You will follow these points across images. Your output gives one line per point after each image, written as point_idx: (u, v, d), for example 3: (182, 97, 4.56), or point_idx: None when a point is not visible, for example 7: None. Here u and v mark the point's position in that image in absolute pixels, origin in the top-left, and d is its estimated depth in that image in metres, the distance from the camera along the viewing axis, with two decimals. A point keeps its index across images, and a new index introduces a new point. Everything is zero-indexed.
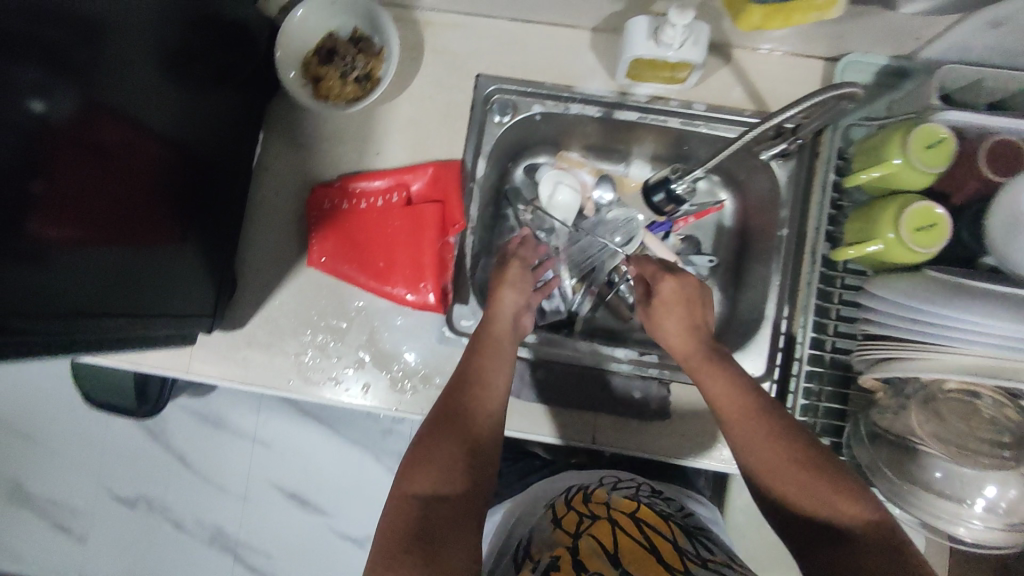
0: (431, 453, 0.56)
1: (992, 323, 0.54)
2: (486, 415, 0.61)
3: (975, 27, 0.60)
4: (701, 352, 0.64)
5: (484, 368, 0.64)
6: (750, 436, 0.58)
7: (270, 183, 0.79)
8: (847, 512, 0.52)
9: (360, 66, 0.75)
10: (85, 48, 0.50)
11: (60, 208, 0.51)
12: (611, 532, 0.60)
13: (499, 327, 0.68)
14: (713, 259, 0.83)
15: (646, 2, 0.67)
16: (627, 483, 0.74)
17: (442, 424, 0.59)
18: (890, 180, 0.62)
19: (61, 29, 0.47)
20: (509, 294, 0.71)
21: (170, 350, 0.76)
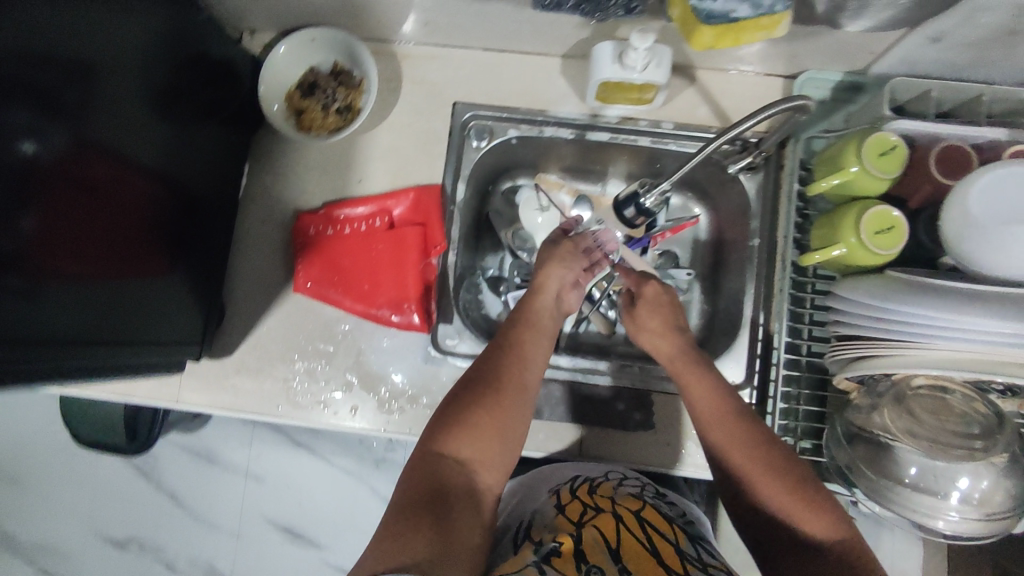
0: (463, 417, 0.59)
1: (940, 316, 0.56)
2: (524, 385, 0.62)
3: (917, 42, 0.64)
4: (680, 353, 0.64)
5: (527, 339, 0.65)
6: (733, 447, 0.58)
7: (256, 213, 0.81)
8: (814, 527, 0.54)
9: (341, 98, 0.79)
10: (74, 90, 0.53)
11: (51, 242, 0.53)
12: (614, 526, 0.61)
13: (545, 297, 0.69)
14: (690, 272, 0.85)
15: (610, 29, 0.71)
16: (633, 480, 0.72)
17: (476, 389, 0.60)
18: (850, 187, 0.65)
19: (49, 72, 0.50)
20: (556, 269, 0.70)
21: (160, 381, 0.77)
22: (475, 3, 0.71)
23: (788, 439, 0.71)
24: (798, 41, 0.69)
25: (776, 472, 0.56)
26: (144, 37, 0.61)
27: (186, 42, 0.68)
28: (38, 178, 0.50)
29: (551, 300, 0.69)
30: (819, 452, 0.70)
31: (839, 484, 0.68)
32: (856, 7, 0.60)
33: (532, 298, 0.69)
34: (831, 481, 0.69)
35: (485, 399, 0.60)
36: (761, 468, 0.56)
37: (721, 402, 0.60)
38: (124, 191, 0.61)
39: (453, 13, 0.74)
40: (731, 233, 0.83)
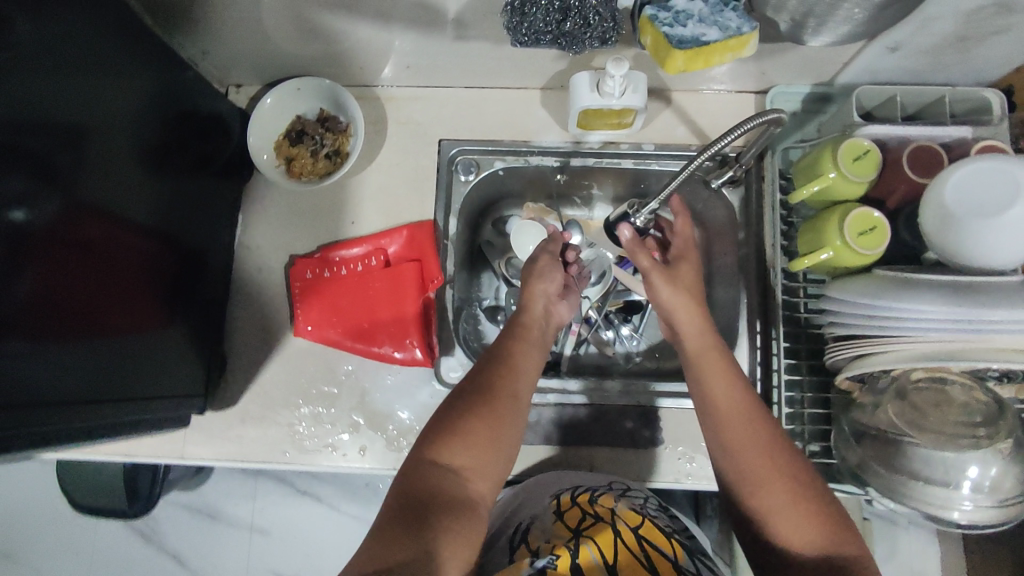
0: (456, 425, 0.58)
1: (932, 308, 0.57)
2: (517, 394, 0.62)
3: (877, 52, 0.67)
4: (702, 336, 0.65)
5: (521, 349, 0.66)
6: (739, 450, 0.58)
7: (252, 262, 0.82)
8: (799, 532, 0.55)
9: (328, 143, 0.80)
10: (65, 153, 0.54)
11: (47, 304, 0.53)
12: (613, 541, 0.61)
13: (536, 308, 0.70)
14: None
15: (586, 60, 0.74)
16: (636, 491, 0.72)
17: (469, 398, 0.60)
18: (829, 193, 0.67)
19: (39, 138, 0.51)
20: (540, 283, 0.72)
21: (164, 437, 0.76)
22: (454, 44, 0.73)
23: (797, 444, 0.71)
24: (765, 58, 0.72)
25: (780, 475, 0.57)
26: (132, 96, 0.62)
27: (174, 99, 0.69)
28: (33, 241, 0.51)
29: (541, 310, 0.70)
30: (829, 454, 0.71)
31: (853, 484, 0.68)
32: (815, 25, 0.62)
33: (525, 310, 0.70)
34: (844, 482, 0.69)
35: (479, 408, 0.59)
36: (767, 472, 0.57)
37: (732, 398, 0.60)
38: (119, 247, 0.61)
39: (433, 55, 0.76)
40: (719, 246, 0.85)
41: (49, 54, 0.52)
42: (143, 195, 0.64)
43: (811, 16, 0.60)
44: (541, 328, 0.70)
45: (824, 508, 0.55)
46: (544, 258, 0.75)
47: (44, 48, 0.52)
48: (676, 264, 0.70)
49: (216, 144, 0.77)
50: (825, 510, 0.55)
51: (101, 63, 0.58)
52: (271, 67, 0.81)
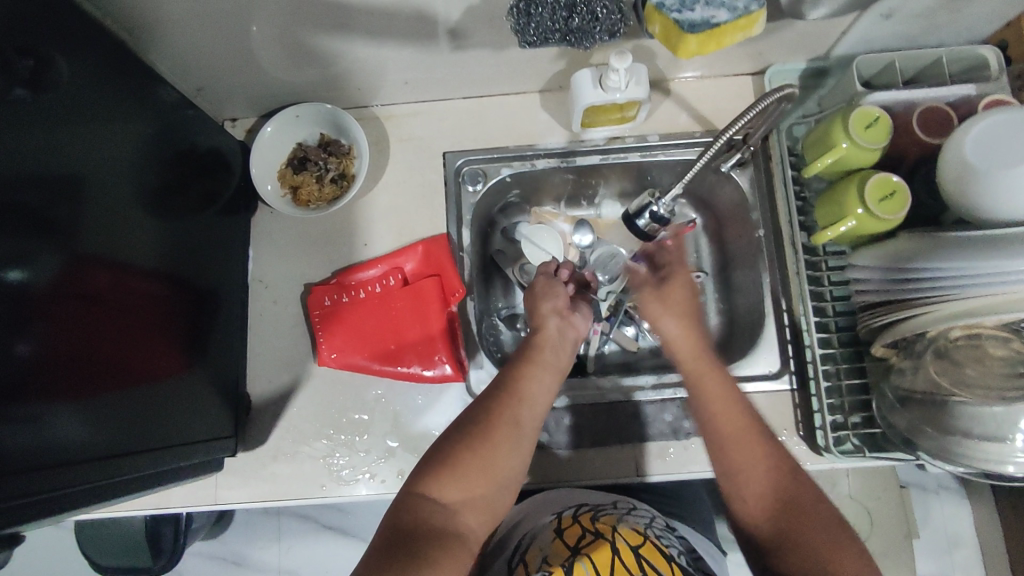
0: (450, 456, 0.58)
1: (952, 266, 0.58)
2: (518, 425, 0.61)
3: (873, 20, 0.68)
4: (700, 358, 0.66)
5: (524, 378, 0.64)
6: (744, 468, 0.59)
7: (266, 295, 0.80)
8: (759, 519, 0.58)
9: (333, 167, 0.79)
10: (61, 205, 0.52)
11: (58, 365, 0.51)
12: (609, 558, 0.56)
13: (545, 333, 0.69)
14: (701, 274, 0.88)
15: (585, 56, 0.74)
16: (642, 511, 0.71)
17: (467, 428, 0.60)
18: (844, 163, 0.68)
19: (36, 192, 0.50)
20: (543, 305, 0.71)
21: (195, 484, 0.74)
22: (451, 55, 0.73)
23: (839, 418, 0.71)
24: (762, 38, 0.73)
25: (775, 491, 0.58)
26: (128, 141, 0.61)
27: (170, 140, 0.68)
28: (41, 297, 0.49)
29: (552, 336, 0.69)
30: (871, 423, 0.70)
31: (902, 451, 0.67)
32: None
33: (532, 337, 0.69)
34: (892, 450, 0.68)
35: (474, 440, 0.59)
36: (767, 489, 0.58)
37: (738, 419, 0.61)
38: (126, 296, 0.60)
39: (431, 68, 0.76)
40: (732, 229, 0.85)
41: (40, 105, 0.51)
42: (145, 242, 0.62)
43: None
44: (555, 349, 0.68)
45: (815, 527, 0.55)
46: (541, 283, 0.75)
47: (35, 99, 0.50)
48: (666, 282, 0.72)
49: (219, 182, 0.76)
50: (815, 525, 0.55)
51: (91, 110, 0.57)
52: (267, 97, 0.80)
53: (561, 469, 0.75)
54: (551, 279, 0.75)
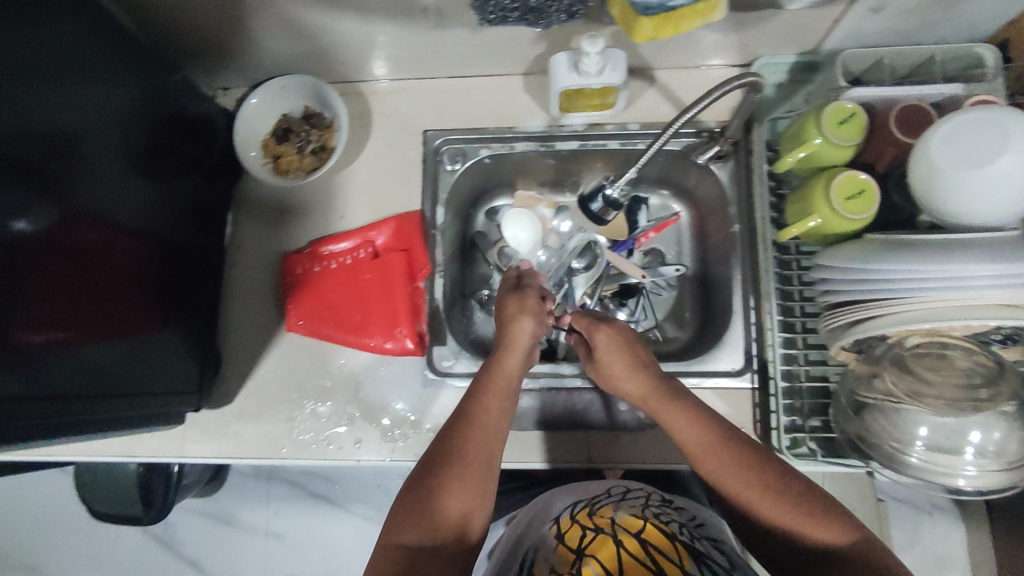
0: (430, 501, 0.56)
1: (926, 269, 0.56)
2: (489, 458, 0.59)
3: (860, 14, 0.65)
4: (658, 390, 0.62)
5: (490, 412, 0.61)
6: (756, 506, 0.56)
7: (244, 259, 0.83)
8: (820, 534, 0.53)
9: (314, 139, 0.81)
10: (58, 163, 0.56)
11: (45, 314, 0.55)
12: (614, 551, 0.56)
13: (512, 361, 0.64)
14: (679, 266, 0.85)
15: (564, 40, 0.73)
16: (637, 492, 0.70)
17: (437, 471, 0.57)
18: (815, 159, 0.66)
19: (33, 151, 0.53)
20: (525, 323, 0.66)
21: (164, 435, 0.77)
22: (431, 32, 0.73)
23: (796, 419, 0.69)
24: (745, 28, 0.71)
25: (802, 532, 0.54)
26: (117, 104, 0.63)
27: (159, 107, 0.70)
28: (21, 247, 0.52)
29: (519, 360, 0.65)
30: (830, 428, 0.69)
31: (855, 459, 0.66)
32: None
33: (499, 361, 0.64)
34: (847, 457, 0.67)
35: (451, 481, 0.57)
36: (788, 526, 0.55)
37: (721, 452, 0.58)
38: (115, 254, 0.63)
39: (412, 46, 0.76)
40: (711, 223, 0.84)
41: (21, 63, 0.52)
42: (135, 203, 0.66)
43: None
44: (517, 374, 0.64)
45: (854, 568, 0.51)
46: (511, 303, 0.69)
47: (19, 54, 0.52)
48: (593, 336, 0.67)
49: (206, 147, 0.78)
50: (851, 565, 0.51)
51: (84, 72, 0.59)
52: (255, 68, 0.82)
53: (515, 449, 0.76)
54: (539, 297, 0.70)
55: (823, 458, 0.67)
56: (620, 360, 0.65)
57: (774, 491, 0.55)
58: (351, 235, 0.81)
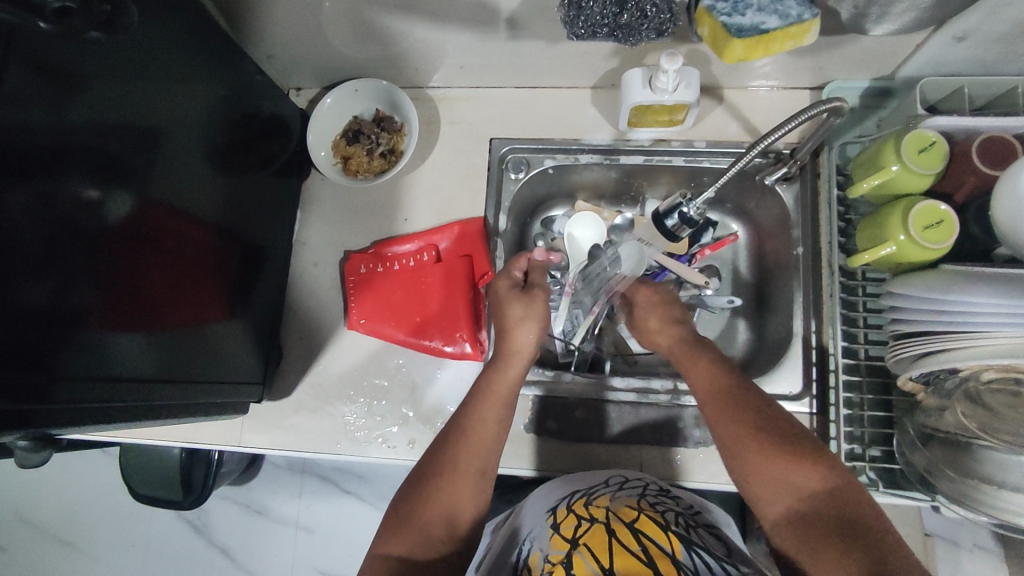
0: (418, 512, 0.56)
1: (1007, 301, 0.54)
2: (481, 470, 0.59)
3: (943, 42, 0.65)
4: (682, 341, 0.66)
5: (483, 422, 0.60)
6: (753, 471, 0.55)
7: (308, 256, 0.85)
8: (811, 483, 0.53)
9: (383, 142, 0.82)
10: (141, 152, 0.58)
11: (122, 301, 0.56)
12: (606, 542, 0.54)
13: (512, 370, 0.64)
14: (732, 299, 0.81)
15: (638, 56, 0.74)
16: (634, 482, 0.67)
17: (428, 486, 0.57)
18: (893, 185, 0.66)
19: (119, 139, 0.55)
20: (515, 307, 0.66)
21: (223, 423, 0.80)
22: (507, 43, 0.74)
23: (856, 448, 0.70)
24: (823, 51, 0.71)
25: (794, 481, 0.53)
26: (198, 98, 0.65)
27: (237, 104, 0.72)
28: (100, 235, 0.54)
29: (517, 373, 0.64)
30: (891, 459, 0.69)
31: (919, 492, 0.65)
32: (878, 13, 0.60)
33: (497, 371, 0.64)
34: (910, 490, 0.66)
35: (440, 494, 0.57)
36: (778, 488, 0.53)
37: (734, 421, 0.57)
38: (185, 242, 0.65)
39: (485, 55, 0.77)
40: (772, 244, 0.84)
41: (119, 57, 0.55)
42: (207, 195, 0.68)
43: (874, 5, 0.59)
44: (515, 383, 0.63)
45: (841, 536, 0.50)
46: (516, 307, 0.66)
47: (116, 47, 0.54)
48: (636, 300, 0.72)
49: (277, 145, 0.80)
50: (837, 531, 0.50)
51: (174, 69, 0.61)
52: (329, 71, 0.84)
53: (567, 459, 0.76)
54: (512, 288, 0.68)
55: (884, 489, 0.67)
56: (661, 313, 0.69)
57: (774, 438, 0.55)
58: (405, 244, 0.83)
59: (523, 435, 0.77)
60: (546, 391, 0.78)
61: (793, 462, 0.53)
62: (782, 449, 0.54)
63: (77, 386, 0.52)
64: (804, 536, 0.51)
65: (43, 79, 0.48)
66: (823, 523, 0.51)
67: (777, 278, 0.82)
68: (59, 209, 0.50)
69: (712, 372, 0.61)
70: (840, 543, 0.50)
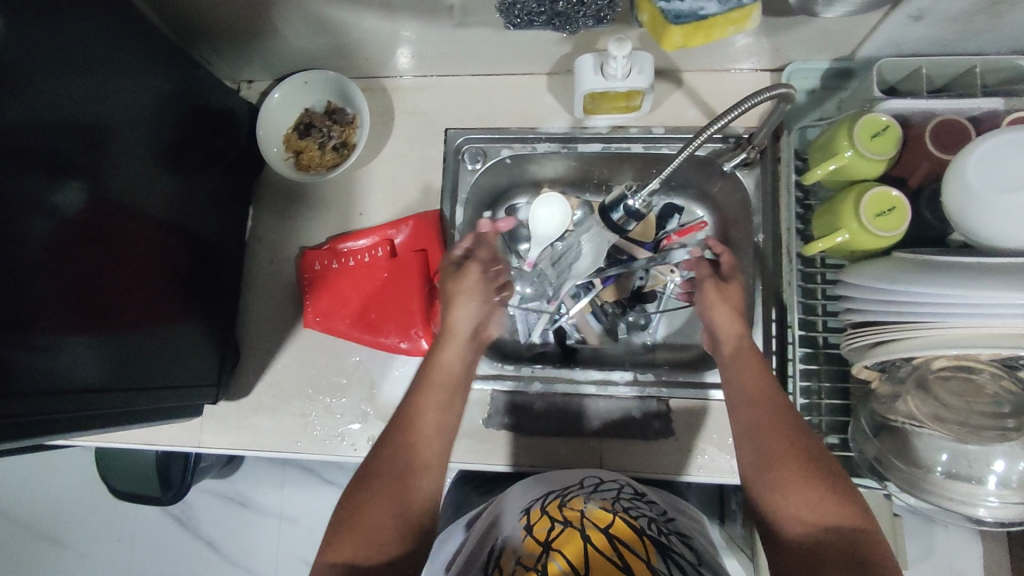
0: (360, 513, 0.54)
1: (989, 294, 0.52)
2: (427, 462, 0.58)
3: (900, 22, 0.62)
4: (739, 344, 0.64)
5: (425, 411, 0.60)
6: (788, 493, 0.53)
7: (265, 253, 0.84)
8: (839, 516, 0.52)
9: (336, 135, 0.81)
10: (85, 150, 0.56)
11: (70, 305, 0.55)
12: (580, 546, 0.53)
13: (450, 350, 0.64)
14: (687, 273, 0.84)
15: (590, 41, 0.72)
16: (609, 485, 0.67)
17: (371, 481, 0.56)
18: (846, 171, 0.64)
19: (60, 137, 0.53)
20: (452, 284, 0.67)
21: (182, 425, 0.79)
22: (454, 31, 0.71)
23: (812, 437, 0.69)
24: (778, 32, 0.69)
25: (824, 508, 0.52)
26: (148, 91, 0.64)
27: (186, 98, 0.70)
28: (46, 241, 0.52)
29: (463, 352, 0.65)
30: (847, 446, 0.69)
31: (870, 480, 0.66)
32: None
33: (439, 351, 0.65)
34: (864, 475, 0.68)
35: (386, 490, 0.55)
36: (808, 511, 0.52)
37: (784, 440, 0.55)
38: (136, 242, 0.63)
39: (435, 43, 0.75)
40: (734, 231, 0.83)
41: (52, 49, 0.53)
42: (157, 192, 0.66)
43: None
44: (461, 362, 0.64)
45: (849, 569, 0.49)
46: (452, 284, 0.68)
47: (54, 42, 0.53)
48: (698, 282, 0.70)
49: (227, 141, 0.78)
50: (851, 564, 0.49)
51: (117, 59, 0.60)
52: (277, 63, 0.82)
53: (527, 453, 0.75)
54: (450, 268, 0.69)
55: None
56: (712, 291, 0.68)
57: (812, 461, 0.54)
58: (376, 234, 0.81)
59: (483, 430, 0.76)
60: (503, 388, 0.77)
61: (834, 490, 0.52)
62: (824, 478, 0.53)
63: (19, 401, 0.50)
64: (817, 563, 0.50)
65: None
66: (838, 557, 0.50)
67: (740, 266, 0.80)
68: (6, 209, 0.49)
69: (765, 387, 0.59)
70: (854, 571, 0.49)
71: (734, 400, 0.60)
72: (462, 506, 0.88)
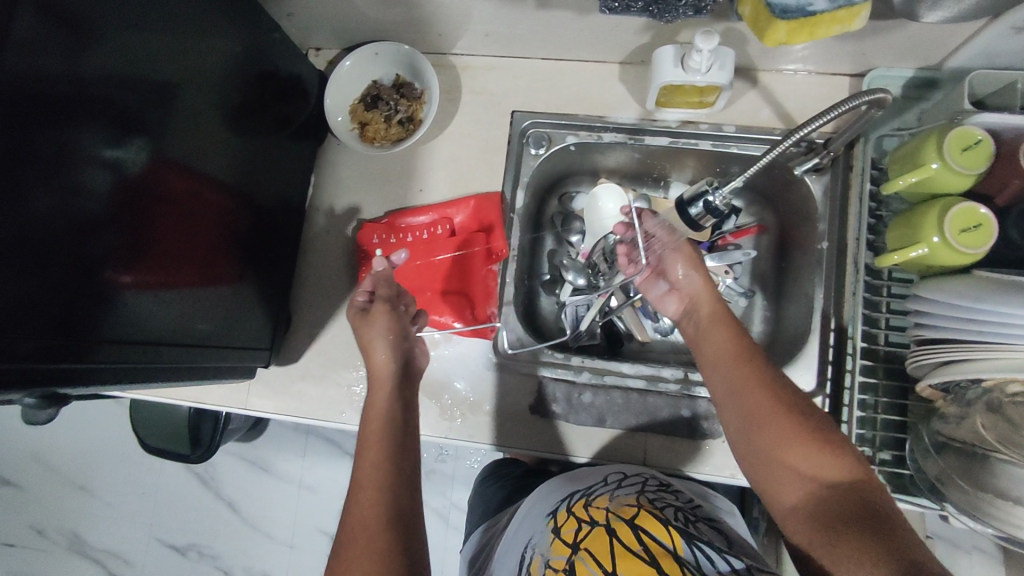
0: (349, 535, 0.52)
1: None
2: (392, 464, 0.56)
3: (1000, 32, 0.60)
4: (710, 311, 0.62)
5: (374, 463, 0.56)
6: (781, 456, 0.52)
7: (322, 222, 0.84)
8: (840, 472, 0.51)
9: (402, 109, 0.80)
10: (154, 107, 0.56)
11: (132, 253, 0.55)
12: (608, 544, 0.54)
13: (380, 391, 0.63)
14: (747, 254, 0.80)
15: (672, 32, 0.71)
16: (633, 479, 0.66)
17: (350, 506, 0.54)
18: (931, 184, 0.63)
19: (132, 93, 0.54)
20: (365, 331, 0.65)
21: (229, 386, 0.80)
22: (534, 12, 0.70)
23: (867, 450, 0.68)
24: (868, 36, 0.67)
25: (820, 466, 0.51)
26: (216, 53, 0.63)
27: (254, 61, 0.70)
28: (109, 191, 0.52)
29: (390, 392, 0.63)
30: (901, 464, 0.68)
31: (928, 499, 0.64)
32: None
33: (369, 400, 0.63)
34: (917, 496, 0.66)
35: (365, 503, 0.54)
36: (811, 471, 0.51)
37: (766, 401, 0.54)
38: (198, 202, 0.63)
39: (512, 23, 0.74)
40: (794, 236, 0.82)
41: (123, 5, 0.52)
42: (217, 152, 0.65)
43: None
44: (391, 409, 0.61)
45: (857, 521, 0.48)
46: (363, 332, 0.65)
47: None
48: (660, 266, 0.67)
49: (295, 108, 0.78)
50: (860, 517, 0.48)
51: (193, 20, 0.59)
52: (350, 32, 0.81)
53: (569, 442, 0.75)
54: (356, 316, 0.67)
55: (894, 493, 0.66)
56: (684, 257, 0.65)
57: (796, 417, 0.53)
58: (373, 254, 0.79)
59: (528, 417, 0.76)
60: (553, 372, 0.77)
61: (825, 445, 0.52)
62: (812, 433, 0.52)
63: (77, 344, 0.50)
64: (827, 532, 0.49)
65: (56, 27, 0.47)
66: (849, 511, 0.49)
67: (799, 275, 0.79)
68: (66, 159, 0.48)
69: (739, 348, 0.58)
70: (856, 521, 0.48)
71: (710, 368, 0.59)
72: (493, 489, 0.88)
